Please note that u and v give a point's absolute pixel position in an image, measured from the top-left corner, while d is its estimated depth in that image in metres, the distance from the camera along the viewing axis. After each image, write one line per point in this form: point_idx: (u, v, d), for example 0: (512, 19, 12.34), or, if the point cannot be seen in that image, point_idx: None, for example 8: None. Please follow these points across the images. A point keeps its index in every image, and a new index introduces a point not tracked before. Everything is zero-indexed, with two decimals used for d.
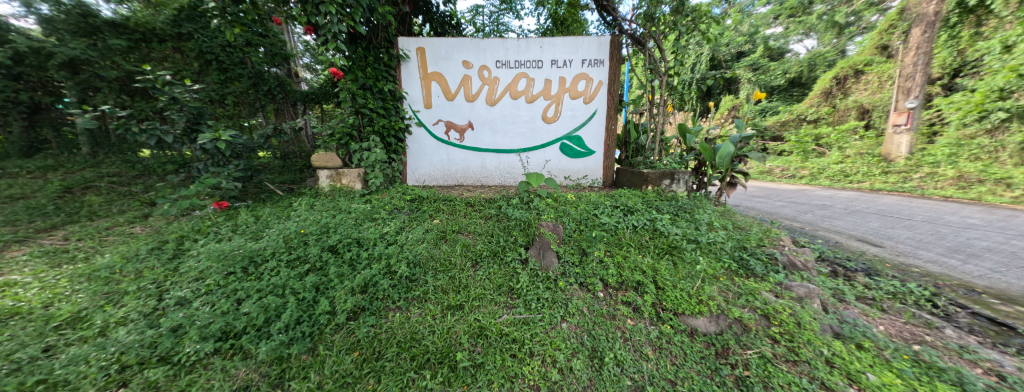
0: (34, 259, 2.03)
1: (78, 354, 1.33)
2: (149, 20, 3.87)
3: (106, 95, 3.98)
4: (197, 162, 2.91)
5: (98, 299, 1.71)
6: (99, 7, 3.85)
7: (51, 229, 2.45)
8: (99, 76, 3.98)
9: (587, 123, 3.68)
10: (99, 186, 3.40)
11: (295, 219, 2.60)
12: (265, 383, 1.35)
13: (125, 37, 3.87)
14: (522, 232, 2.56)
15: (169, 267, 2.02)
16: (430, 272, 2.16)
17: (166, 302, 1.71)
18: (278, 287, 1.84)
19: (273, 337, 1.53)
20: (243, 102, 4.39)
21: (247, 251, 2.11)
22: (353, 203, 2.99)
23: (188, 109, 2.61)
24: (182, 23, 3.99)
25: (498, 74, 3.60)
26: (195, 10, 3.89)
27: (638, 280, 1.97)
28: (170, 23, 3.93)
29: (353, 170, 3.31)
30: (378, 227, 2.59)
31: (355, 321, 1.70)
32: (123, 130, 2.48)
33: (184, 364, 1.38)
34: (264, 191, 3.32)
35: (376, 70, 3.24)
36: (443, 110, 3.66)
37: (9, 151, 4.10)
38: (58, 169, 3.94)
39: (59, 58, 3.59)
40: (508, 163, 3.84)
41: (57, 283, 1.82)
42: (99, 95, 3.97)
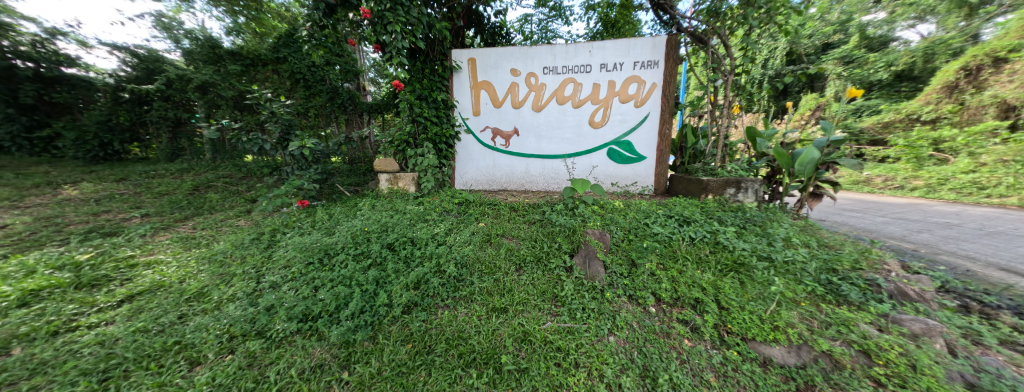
0: (173, 242, 2.56)
1: (202, 323, 1.66)
2: (256, 48, 4.66)
3: (225, 111, 4.88)
4: (286, 166, 3.39)
5: (215, 278, 2.09)
6: (222, 40, 4.76)
7: (186, 218, 3.07)
8: (220, 96, 4.90)
9: (638, 127, 3.51)
10: (217, 185, 4.15)
11: (360, 217, 2.88)
12: (336, 363, 1.53)
13: (239, 63, 4.70)
14: (566, 239, 2.54)
15: (265, 255, 2.38)
16: (476, 274, 2.24)
17: (262, 285, 2.03)
18: (346, 278, 2.07)
19: (342, 323, 1.72)
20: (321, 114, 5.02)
21: (323, 244, 2.40)
22: (408, 204, 3.23)
23: (282, 121, 3.05)
24: (279, 49, 4.66)
25: (545, 80, 3.62)
26: (290, 37, 4.57)
27: (698, 297, 1.81)
28: (271, 50, 4.65)
29: (408, 174, 3.57)
30: (430, 228, 2.77)
31: (409, 316, 1.84)
32: (236, 139, 2.99)
33: (275, 339, 1.63)
34: (336, 192, 3.73)
35: (431, 81, 3.49)
36: (489, 118, 3.80)
37: (159, 157, 5.27)
38: (189, 171, 4.90)
39: (195, 82, 4.56)
40: (552, 169, 3.83)
41: (188, 262, 2.26)
42: (220, 111, 4.87)
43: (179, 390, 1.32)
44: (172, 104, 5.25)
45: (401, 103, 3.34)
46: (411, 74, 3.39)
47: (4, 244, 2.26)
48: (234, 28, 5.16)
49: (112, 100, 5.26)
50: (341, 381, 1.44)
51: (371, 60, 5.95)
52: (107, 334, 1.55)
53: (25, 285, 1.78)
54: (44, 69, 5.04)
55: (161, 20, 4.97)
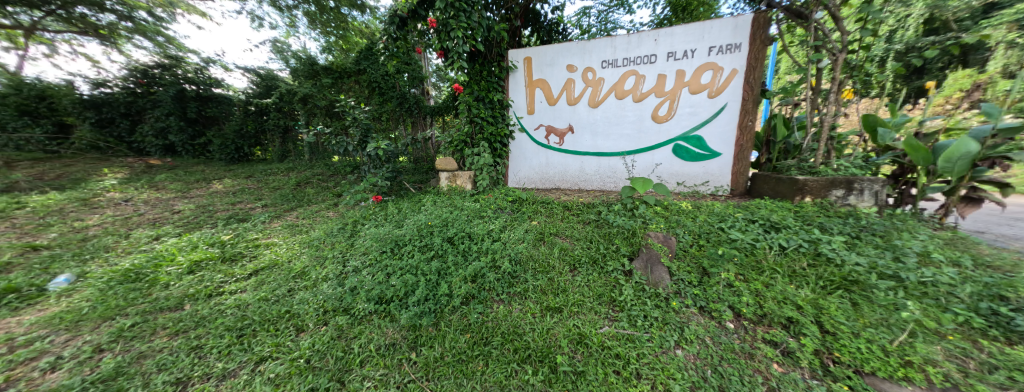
0: (283, 228, 3.11)
1: (305, 298, 2.00)
2: (342, 62, 5.36)
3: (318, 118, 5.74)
4: (364, 165, 3.84)
5: (313, 259, 2.48)
6: (318, 58, 5.57)
7: (291, 208, 3.70)
8: (315, 106, 5.78)
9: (711, 120, 3.15)
10: (312, 181, 4.91)
11: (424, 213, 3.12)
12: (406, 343, 1.69)
13: (329, 77, 5.47)
14: (625, 241, 2.40)
15: (348, 242, 2.75)
16: (530, 271, 2.26)
17: (347, 268, 2.35)
18: (413, 268, 2.27)
19: (410, 308, 1.90)
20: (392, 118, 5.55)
21: (394, 236, 2.67)
22: (465, 201, 3.39)
23: (362, 125, 3.47)
24: (360, 62, 5.29)
25: (604, 75, 3.47)
26: (369, 50, 5.15)
27: (791, 316, 1.55)
28: (353, 63, 5.30)
29: (465, 172, 3.75)
30: (486, 224, 2.87)
31: (467, 307, 1.94)
32: (328, 142, 3.50)
33: (357, 317, 1.87)
34: (403, 189, 4.10)
35: (489, 83, 3.62)
36: (543, 116, 3.79)
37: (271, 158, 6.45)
38: (291, 169, 5.88)
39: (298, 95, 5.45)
40: (609, 167, 3.66)
41: (294, 245, 2.73)
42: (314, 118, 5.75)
43: (290, 351, 1.61)
44: (281, 114, 6.36)
45: (461, 105, 3.53)
46: (470, 76, 3.55)
47: (181, 224, 3.02)
48: (326, 47, 6.04)
49: (243, 112, 6.57)
50: (411, 361, 1.58)
51: (434, 66, 6.39)
52: (242, 299, 1.96)
53: (192, 256, 2.36)
54: (201, 90, 6.52)
55: (275, 45, 6.05)
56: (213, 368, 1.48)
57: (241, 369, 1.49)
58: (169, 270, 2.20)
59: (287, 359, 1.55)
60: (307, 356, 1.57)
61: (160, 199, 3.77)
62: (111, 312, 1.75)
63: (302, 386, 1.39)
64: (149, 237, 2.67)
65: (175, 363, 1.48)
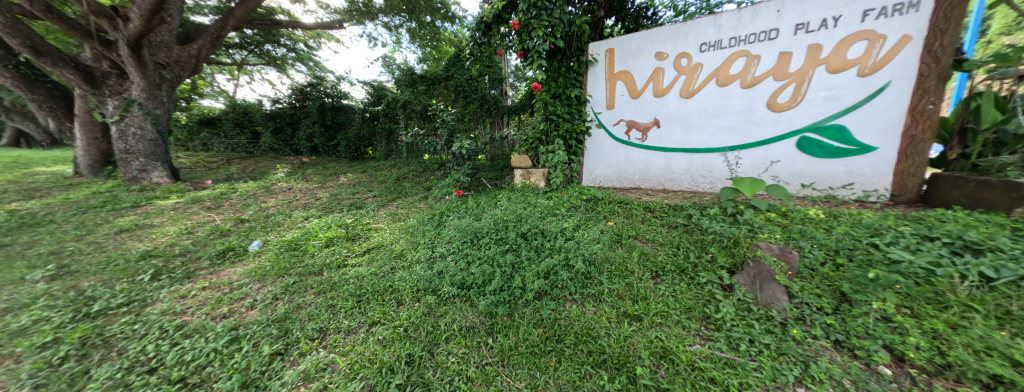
0: (387, 215, 3.68)
1: (403, 276, 2.34)
2: (434, 70, 6.04)
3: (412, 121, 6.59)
4: (449, 162, 4.25)
5: (409, 243, 2.88)
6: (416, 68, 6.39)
7: (393, 199, 4.34)
8: (410, 110, 6.64)
9: (859, 105, 2.49)
10: (407, 176, 5.66)
11: (500, 208, 3.29)
12: (484, 327, 1.82)
13: (423, 84, 6.23)
14: (723, 251, 2.08)
15: (436, 230, 3.09)
16: (606, 274, 2.15)
17: (435, 254, 2.65)
18: (489, 259, 2.43)
19: (488, 296, 2.03)
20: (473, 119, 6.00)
21: (474, 228, 2.89)
22: (539, 198, 3.44)
23: (449, 126, 3.85)
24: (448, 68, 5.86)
25: (702, 60, 3.07)
26: (456, 57, 5.67)
27: (1002, 374, 1.08)
28: (443, 70, 5.92)
29: (539, 169, 3.80)
30: (560, 222, 2.86)
31: (540, 302, 1.97)
32: (422, 141, 4.01)
33: (442, 298, 2.10)
34: (481, 184, 4.38)
35: (566, 79, 3.62)
36: (625, 110, 3.57)
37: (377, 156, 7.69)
38: (391, 165, 6.91)
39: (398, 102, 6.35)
40: (704, 165, 3.23)
41: (395, 230, 3.21)
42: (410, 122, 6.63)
43: (392, 319, 1.91)
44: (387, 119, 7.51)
45: (538, 103, 3.60)
46: (548, 74, 3.60)
47: (320, 208, 3.88)
48: (422, 58, 6.90)
49: (361, 118, 7.91)
50: (487, 345, 1.69)
51: (513, 67, 6.64)
52: (360, 272, 2.42)
53: (328, 234, 3.01)
54: (334, 101, 8.08)
55: (384, 61, 7.20)
56: (342, 324, 1.86)
57: (359, 328, 1.84)
58: (315, 242, 2.86)
59: (391, 325, 1.84)
60: (405, 325, 1.83)
61: (308, 188, 4.92)
62: (282, 271, 2.37)
63: (401, 350, 1.64)
64: (303, 217, 3.53)
65: (318, 315, 1.93)
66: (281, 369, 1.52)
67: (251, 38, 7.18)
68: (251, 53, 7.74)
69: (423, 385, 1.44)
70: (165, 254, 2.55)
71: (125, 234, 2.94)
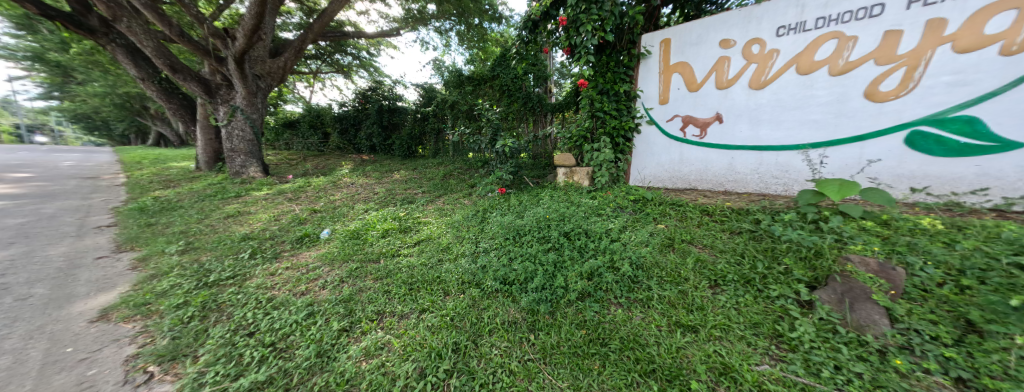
0: (435, 210, 3.90)
1: (450, 269, 2.46)
2: (481, 71, 6.25)
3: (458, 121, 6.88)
4: (492, 160, 4.36)
5: (455, 237, 3.02)
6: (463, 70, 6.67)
7: (440, 195, 4.58)
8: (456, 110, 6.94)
9: (999, 92, 2.03)
10: (452, 173, 5.93)
11: (543, 206, 3.28)
12: (526, 323, 1.84)
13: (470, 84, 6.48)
14: (799, 262, 1.83)
15: (480, 226, 3.19)
16: (655, 279, 2.02)
17: (479, 249, 2.73)
18: (531, 256, 2.44)
19: (530, 293, 2.04)
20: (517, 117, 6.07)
21: (516, 225, 2.93)
22: (582, 197, 3.37)
23: (493, 124, 3.96)
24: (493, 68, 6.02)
25: (779, 46, 2.82)
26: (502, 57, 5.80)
27: None
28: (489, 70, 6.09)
29: (583, 168, 3.74)
30: (605, 222, 2.75)
31: (583, 303, 1.93)
32: (468, 140, 4.19)
33: (485, 292, 2.16)
34: (523, 182, 4.42)
35: (615, 73, 3.58)
36: (683, 105, 3.43)
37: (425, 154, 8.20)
38: (437, 163, 7.29)
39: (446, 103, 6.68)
40: (778, 165, 2.98)
41: (441, 225, 3.38)
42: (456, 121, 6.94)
43: (440, 308, 2.02)
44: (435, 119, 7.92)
45: (584, 99, 3.63)
46: (596, 69, 3.60)
47: (377, 201, 4.25)
48: (470, 59, 7.17)
49: (413, 119, 8.43)
50: (529, 341, 1.70)
51: (558, 64, 6.59)
52: (412, 262, 2.62)
53: (384, 225, 3.29)
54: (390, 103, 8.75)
55: (434, 63, 7.63)
56: (396, 308, 2.02)
57: (410, 314, 1.98)
58: (374, 232, 3.16)
59: (438, 313, 1.95)
60: (451, 315, 1.93)
61: (367, 183, 5.42)
62: (348, 257, 2.66)
63: (448, 338, 1.72)
64: (364, 209, 3.90)
65: (376, 299, 2.12)
66: (346, 345, 1.70)
67: (325, 47, 8.24)
68: (323, 63, 8.78)
69: (468, 373, 1.50)
70: (260, 236, 3.02)
71: (230, 218, 3.54)
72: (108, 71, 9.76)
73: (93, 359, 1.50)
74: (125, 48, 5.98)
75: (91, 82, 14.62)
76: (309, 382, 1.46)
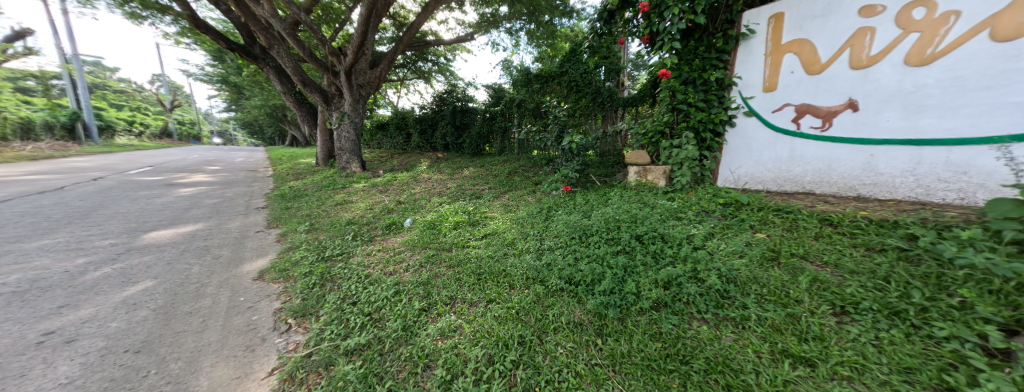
0: (501, 205, 4.05)
1: (515, 264, 2.52)
2: (549, 68, 6.25)
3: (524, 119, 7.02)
4: (557, 158, 4.32)
5: (521, 233, 3.08)
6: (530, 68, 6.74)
7: (505, 191, 4.73)
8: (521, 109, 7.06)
9: None
10: (517, 171, 6.08)
11: (612, 206, 3.12)
12: (592, 326, 1.76)
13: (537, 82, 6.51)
14: (986, 297, 1.35)
15: (544, 224, 3.19)
16: (753, 297, 1.73)
17: (544, 247, 2.73)
18: (599, 258, 2.34)
19: (597, 296, 1.96)
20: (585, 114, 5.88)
21: (582, 225, 2.85)
22: (659, 199, 3.11)
23: (561, 122, 3.93)
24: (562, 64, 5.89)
25: (959, 7, 2.22)
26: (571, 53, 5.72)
27: None
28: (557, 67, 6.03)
29: (659, 167, 3.55)
30: (686, 227, 2.46)
31: (658, 313, 1.76)
32: (536, 138, 4.26)
33: (550, 290, 2.15)
34: (589, 181, 4.29)
35: (704, 60, 3.30)
36: (797, 91, 3.01)
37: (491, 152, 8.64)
38: (501, 161, 7.55)
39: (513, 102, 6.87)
40: (951, 165, 2.34)
41: (506, 220, 3.49)
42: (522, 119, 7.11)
43: (506, 300, 2.08)
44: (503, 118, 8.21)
45: (664, 91, 3.40)
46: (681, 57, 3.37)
47: (450, 195, 4.62)
48: (538, 57, 7.21)
49: (482, 118, 8.87)
50: (596, 345, 1.63)
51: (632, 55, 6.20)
52: (480, 253, 2.77)
53: (455, 218, 3.55)
54: (462, 104, 9.37)
55: (503, 64, 7.92)
56: (467, 296, 2.16)
57: (478, 303, 2.09)
58: (449, 223, 3.43)
59: (505, 305, 2.01)
60: (517, 308, 1.97)
61: (441, 179, 5.93)
62: (427, 244, 2.96)
63: (514, 330, 1.75)
64: (438, 202, 4.27)
65: (449, 285, 2.30)
66: (425, 323, 1.87)
67: (411, 56, 9.31)
68: (409, 71, 9.94)
69: (534, 368, 1.50)
70: (360, 221, 3.58)
71: (338, 205, 4.27)
72: (262, 89, 12.80)
73: (255, 308, 1.99)
74: (275, 69, 7.68)
75: (252, 98, 19.38)
76: (397, 351, 1.65)
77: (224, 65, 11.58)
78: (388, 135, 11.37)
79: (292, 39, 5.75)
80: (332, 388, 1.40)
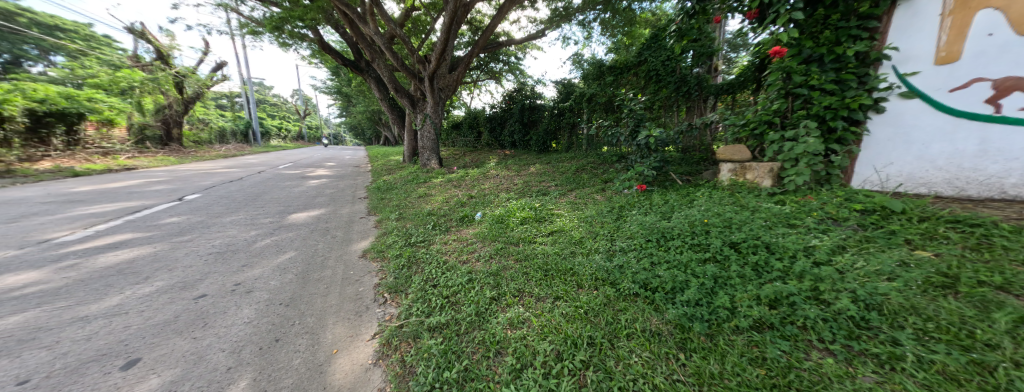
0: (569, 203, 3.97)
1: (584, 263, 2.46)
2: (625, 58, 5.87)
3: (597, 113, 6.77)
4: (631, 154, 4.06)
5: (589, 233, 2.97)
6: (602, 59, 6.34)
7: (572, 188, 4.64)
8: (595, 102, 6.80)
9: None
10: (585, 168, 5.90)
11: (699, 207, 2.81)
12: (673, 338, 1.59)
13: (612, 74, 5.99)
14: None
15: (615, 224, 3.02)
16: (912, 332, 1.31)
17: (615, 248, 2.59)
18: (682, 264, 2.11)
19: (678, 306, 1.77)
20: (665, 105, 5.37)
21: (661, 227, 2.62)
22: (761, 202, 2.68)
23: (636, 115, 3.68)
24: (642, 52, 5.27)
25: None
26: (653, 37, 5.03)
27: None
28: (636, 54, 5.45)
29: (763, 164, 3.11)
30: (803, 238, 2.04)
31: (761, 335, 1.48)
32: (608, 133, 4.07)
33: (621, 294, 2.02)
34: (669, 180, 3.95)
35: (838, 32, 2.68)
36: (997, 60, 2.36)
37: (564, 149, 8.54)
38: (567, 157, 7.43)
39: (585, 96, 6.69)
40: None
41: (573, 218, 3.41)
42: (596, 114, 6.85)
43: (574, 299, 2.04)
44: (571, 113, 8.06)
45: (774, 74, 2.95)
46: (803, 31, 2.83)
47: (518, 191, 4.75)
48: (612, 47, 6.83)
49: (550, 115, 8.86)
50: (678, 360, 1.45)
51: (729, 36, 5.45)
52: (546, 250, 2.78)
53: (522, 214, 3.62)
54: (530, 102, 9.52)
55: (574, 58, 7.76)
56: (535, 290, 2.18)
57: (546, 298, 2.10)
58: (519, 218, 3.54)
59: (573, 304, 1.97)
60: (586, 308, 1.91)
61: (509, 175, 6.14)
62: (496, 237, 3.11)
63: (583, 330, 1.70)
64: (506, 198, 4.43)
65: (517, 278, 2.36)
66: (496, 312, 1.96)
67: (484, 58, 9.83)
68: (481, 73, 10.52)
69: (605, 372, 1.43)
70: (442, 212, 3.96)
71: (420, 197, 4.79)
72: (364, 97, 15.20)
73: (361, 281, 2.38)
74: (375, 78, 9.02)
75: (356, 105, 23.17)
76: (471, 334, 1.76)
77: (339, 79, 14.12)
78: (462, 134, 12.30)
79: (390, 53, 6.64)
80: (419, 358, 1.57)
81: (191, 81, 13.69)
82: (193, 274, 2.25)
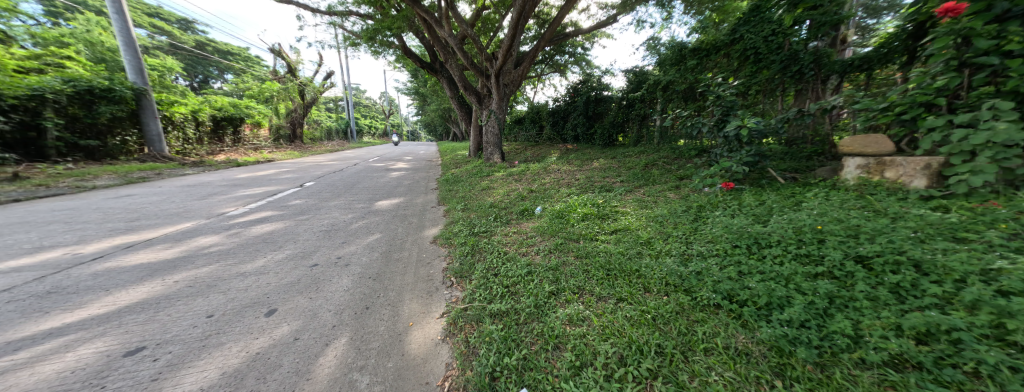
0: (636, 200, 3.72)
1: (653, 266, 2.27)
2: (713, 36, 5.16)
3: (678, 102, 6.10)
4: (716, 148, 3.59)
5: (660, 233, 2.74)
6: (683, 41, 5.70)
7: (639, 185, 4.32)
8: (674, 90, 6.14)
9: None
10: (656, 163, 5.42)
11: (808, 211, 2.35)
12: (768, 362, 1.35)
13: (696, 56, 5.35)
14: None
15: (692, 226, 2.72)
16: None
17: (691, 251, 2.33)
18: (782, 278, 1.79)
19: (774, 325, 1.50)
20: (764, 89, 4.56)
21: (754, 232, 2.27)
22: (907, 208, 2.11)
23: (725, 103, 3.23)
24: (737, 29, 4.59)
25: None
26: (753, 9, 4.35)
27: None
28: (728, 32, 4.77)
29: (912, 159, 2.51)
30: (979, 258, 1.53)
31: (902, 376, 1.16)
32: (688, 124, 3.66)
33: (698, 303, 1.81)
34: (766, 178, 3.38)
35: None
36: None
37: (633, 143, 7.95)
38: (634, 151, 6.93)
39: (664, 84, 6.10)
40: None
41: (641, 217, 3.18)
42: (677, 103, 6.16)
43: (640, 302, 1.90)
44: (642, 104, 7.45)
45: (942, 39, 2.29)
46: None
47: (580, 187, 4.63)
48: (698, 27, 6.06)
49: (617, 107, 8.34)
50: (773, 387, 1.24)
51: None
52: (609, 248, 2.65)
53: (584, 210, 3.52)
54: (596, 93, 9.08)
55: (649, 43, 7.13)
56: (598, 289, 2.10)
57: (609, 299, 2.00)
58: (583, 213, 3.45)
59: (639, 308, 1.85)
60: (654, 314, 1.76)
61: (570, 170, 6.01)
62: (556, 232, 3.09)
63: (651, 337, 1.57)
64: (568, 193, 4.35)
65: (577, 275, 2.31)
66: (555, 306, 1.95)
67: (549, 51, 9.72)
68: (546, 66, 10.43)
69: (677, 385, 1.30)
70: (507, 205, 4.09)
71: (484, 190, 5.02)
72: (436, 96, 16.49)
73: (432, 264, 2.63)
74: (447, 78, 9.73)
75: (429, 104, 25.27)
76: (531, 325, 1.79)
77: (416, 81, 15.55)
78: (524, 129, 12.45)
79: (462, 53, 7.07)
80: (482, 341, 1.66)
81: (309, 89, 16.75)
82: (310, 247, 2.78)
